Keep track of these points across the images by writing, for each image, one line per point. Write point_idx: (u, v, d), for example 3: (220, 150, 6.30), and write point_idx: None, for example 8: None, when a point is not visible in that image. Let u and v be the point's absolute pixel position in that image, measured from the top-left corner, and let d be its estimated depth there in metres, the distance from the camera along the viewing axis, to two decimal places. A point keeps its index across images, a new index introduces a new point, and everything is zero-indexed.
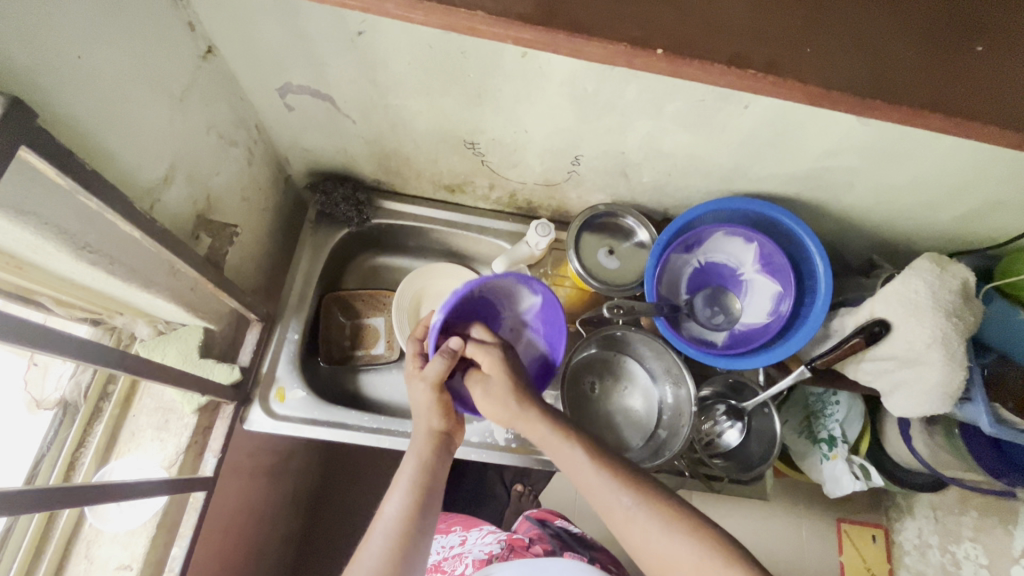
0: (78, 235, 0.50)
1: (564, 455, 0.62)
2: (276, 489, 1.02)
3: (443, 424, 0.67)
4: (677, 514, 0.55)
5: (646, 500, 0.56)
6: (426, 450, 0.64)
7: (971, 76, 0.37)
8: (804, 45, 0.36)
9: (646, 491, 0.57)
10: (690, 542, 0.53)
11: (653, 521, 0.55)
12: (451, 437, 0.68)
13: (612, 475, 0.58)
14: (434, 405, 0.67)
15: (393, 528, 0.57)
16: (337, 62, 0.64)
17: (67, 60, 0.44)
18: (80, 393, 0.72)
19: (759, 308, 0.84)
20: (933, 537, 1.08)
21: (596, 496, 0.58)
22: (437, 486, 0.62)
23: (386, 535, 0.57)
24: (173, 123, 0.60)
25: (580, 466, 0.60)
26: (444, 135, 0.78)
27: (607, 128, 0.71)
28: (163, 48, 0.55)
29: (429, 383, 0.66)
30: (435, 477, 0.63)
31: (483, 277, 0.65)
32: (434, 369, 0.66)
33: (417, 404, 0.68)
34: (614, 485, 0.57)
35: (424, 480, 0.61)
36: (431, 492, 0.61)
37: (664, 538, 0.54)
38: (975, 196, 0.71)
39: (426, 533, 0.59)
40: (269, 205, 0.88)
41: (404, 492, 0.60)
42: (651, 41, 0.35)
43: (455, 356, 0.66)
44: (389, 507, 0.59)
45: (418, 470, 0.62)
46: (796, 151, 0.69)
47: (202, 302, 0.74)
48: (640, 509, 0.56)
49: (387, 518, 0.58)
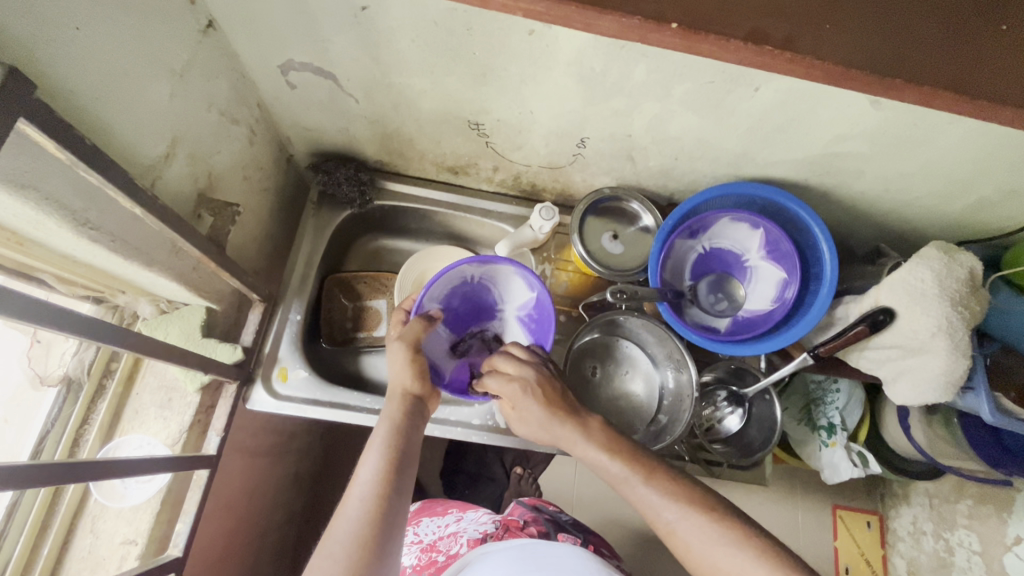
0: (79, 211, 0.50)
1: (604, 469, 0.60)
2: (278, 468, 1.03)
3: (415, 387, 0.67)
4: (723, 524, 0.54)
5: (690, 511, 0.55)
6: (397, 413, 0.64)
7: (995, 56, 0.36)
8: (823, 23, 0.35)
9: (691, 501, 0.56)
10: (738, 552, 0.52)
11: (700, 535, 0.54)
12: (425, 401, 0.68)
13: (650, 486, 0.57)
14: (409, 366, 0.67)
15: (368, 492, 0.56)
16: (340, 38, 0.63)
17: (64, 30, 0.43)
18: (83, 370, 0.72)
19: (762, 295, 0.84)
20: (928, 524, 1.09)
21: (640, 506, 0.58)
22: (409, 449, 0.61)
23: (363, 500, 0.55)
24: (173, 98, 0.59)
25: (620, 479, 0.59)
26: (448, 115, 0.77)
27: (615, 109, 0.69)
28: (163, 21, 0.54)
29: (405, 346, 0.67)
30: (409, 439, 0.62)
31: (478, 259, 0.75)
32: (411, 330, 0.68)
33: (393, 369, 0.68)
34: (656, 497, 0.56)
35: (397, 443, 0.61)
36: (404, 456, 0.60)
37: (711, 547, 0.53)
38: (986, 184, 0.70)
39: (403, 497, 0.58)
40: (271, 185, 0.87)
41: (376, 456, 0.59)
42: (665, 16, 0.34)
43: (434, 319, 0.69)
44: (364, 473, 0.58)
45: (390, 433, 0.61)
46: (806, 136, 0.68)
47: (204, 282, 0.73)
48: (685, 522, 0.55)
49: (363, 483, 0.57)
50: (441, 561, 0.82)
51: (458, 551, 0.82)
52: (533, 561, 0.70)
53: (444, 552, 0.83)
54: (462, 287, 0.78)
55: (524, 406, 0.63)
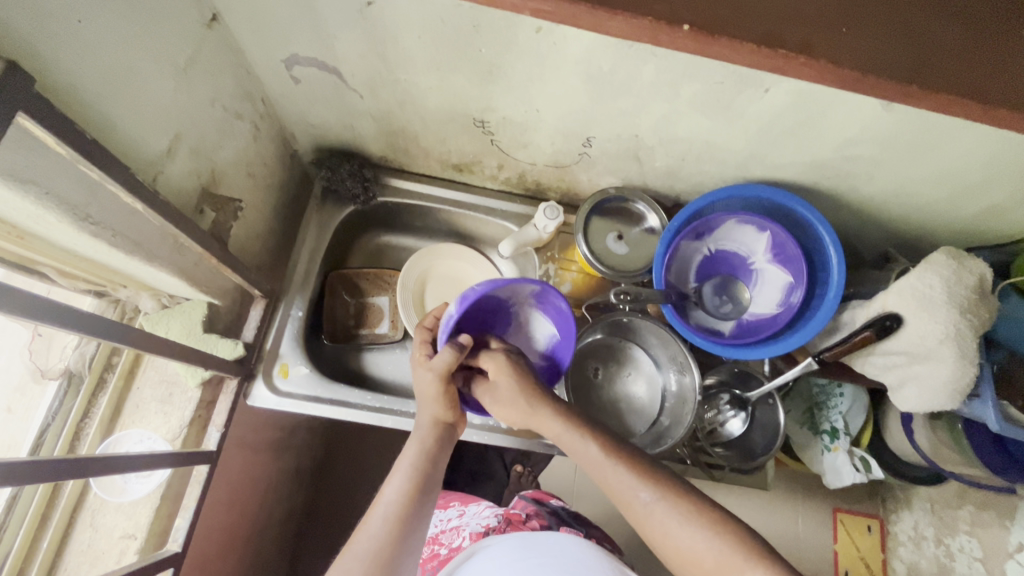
0: (80, 206, 0.50)
1: (586, 456, 0.61)
2: (278, 463, 1.03)
3: (448, 415, 0.67)
4: (697, 505, 0.54)
5: (665, 494, 0.55)
6: (428, 439, 0.65)
7: (1015, 66, 0.35)
8: (839, 26, 0.34)
9: (667, 485, 0.56)
10: (704, 532, 0.52)
11: (670, 515, 0.54)
12: (454, 429, 0.68)
13: (628, 469, 0.58)
14: (439, 395, 0.66)
15: (392, 511, 0.57)
16: (345, 34, 0.62)
17: (66, 23, 0.43)
18: (84, 363, 0.72)
19: (768, 299, 0.83)
20: (929, 530, 1.09)
21: (613, 489, 0.58)
22: (435, 476, 0.62)
23: (386, 518, 0.56)
24: (177, 94, 0.59)
25: (597, 463, 0.59)
26: (454, 113, 0.76)
27: (622, 109, 0.69)
28: (168, 15, 0.54)
29: (436, 374, 0.66)
30: (435, 467, 0.63)
31: (500, 282, 0.68)
32: (443, 360, 0.66)
33: (423, 396, 0.67)
34: (632, 480, 0.57)
35: (425, 468, 0.61)
36: (429, 480, 0.61)
37: (683, 532, 0.52)
38: (998, 190, 0.69)
39: (423, 519, 0.58)
40: (275, 180, 0.87)
41: (403, 477, 0.60)
42: (676, 18, 0.33)
43: (463, 348, 0.66)
44: (388, 492, 0.59)
45: (419, 458, 0.62)
46: (816, 139, 0.67)
47: (206, 277, 0.73)
48: (659, 503, 0.55)
49: (387, 502, 0.58)
50: (443, 555, 0.83)
51: (461, 544, 0.82)
52: (535, 551, 0.70)
53: (446, 546, 0.84)
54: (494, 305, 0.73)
55: (496, 376, 0.68)
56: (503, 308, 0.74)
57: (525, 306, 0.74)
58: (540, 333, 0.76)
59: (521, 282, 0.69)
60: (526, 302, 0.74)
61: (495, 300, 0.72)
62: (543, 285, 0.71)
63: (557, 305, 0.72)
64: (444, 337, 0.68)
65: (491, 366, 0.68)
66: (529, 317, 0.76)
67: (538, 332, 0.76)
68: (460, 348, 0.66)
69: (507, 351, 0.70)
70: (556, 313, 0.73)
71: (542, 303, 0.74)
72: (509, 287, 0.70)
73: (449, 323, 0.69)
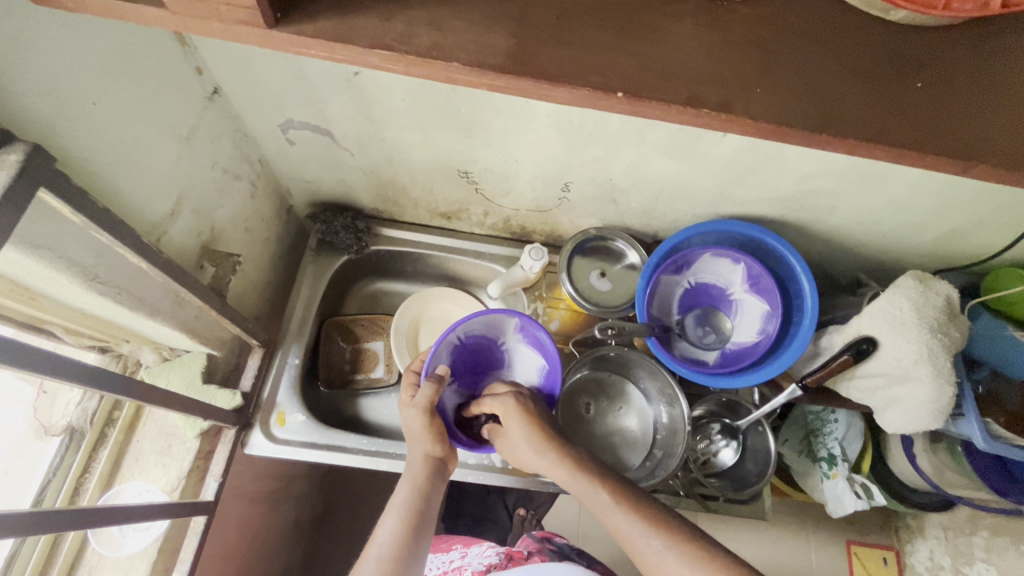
0: (89, 267, 0.53)
1: (594, 503, 0.61)
2: (277, 515, 1.03)
3: (437, 450, 0.66)
4: (710, 553, 0.55)
5: (676, 541, 0.56)
6: (419, 476, 0.64)
7: (914, 108, 0.39)
8: (755, 86, 0.38)
9: (676, 532, 0.57)
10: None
11: (683, 563, 0.54)
12: (445, 465, 0.66)
13: (637, 515, 0.58)
14: (426, 431, 0.65)
15: (386, 552, 0.58)
16: (336, 100, 0.68)
17: (82, 106, 0.48)
18: (86, 418, 0.74)
19: (748, 328, 0.86)
20: (945, 559, 1.07)
21: (623, 537, 0.58)
22: (428, 515, 0.62)
23: (380, 559, 0.58)
24: (180, 160, 0.64)
25: (608, 512, 0.60)
26: (439, 166, 0.81)
27: (594, 156, 0.74)
28: (174, 92, 0.60)
29: (421, 409, 0.66)
30: (429, 504, 0.63)
31: (477, 314, 0.73)
32: (425, 395, 0.66)
33: (411, 432, 0.67)
34: (641, 528, 0.57)
35: (418, 506, 0.62)
36: (422, 521, 0.61)
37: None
38: (953, 215, 0.73)
39: (416, 560, 0.59)
40: (271, 235, 0.91)
41: (395, 517, 0.61)
42: (611, 86, 0.36)
43: (443, 379, 0.68)
44: (383, 532, 0.60)
45: (412, 496, 0.62)
46: (776, 176, 0.72)
47: (205, 330, 0.76)
48: (671, 552, 0.55)
49: (381, 542, 0.59)
50: None
51: None
52: None
53: None
54: (480, 343, 0.77)
55: (508, 423, 0.66)
56: (485, 344, 0.77)
57: (512, 342, 0.78)
58: (526, 370, 0.78)
59: (502, 316, 0.74)
60: (512, 337, 0.77)
61: (479, 335, 0.76)
62: (522, 318, 0.75)
63: (536, 336, 0.75)
64: (425, 371, 0.69)
65: (506, 407, 0.67)
66: (515, 354, 0.78)
67: (523, 368, 0.78)
68: (440, 380, 0.68)
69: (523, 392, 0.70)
70: (537, 346, 0.77)
71: (525, 336, 0.77)
72: (493, 321, 0.75)
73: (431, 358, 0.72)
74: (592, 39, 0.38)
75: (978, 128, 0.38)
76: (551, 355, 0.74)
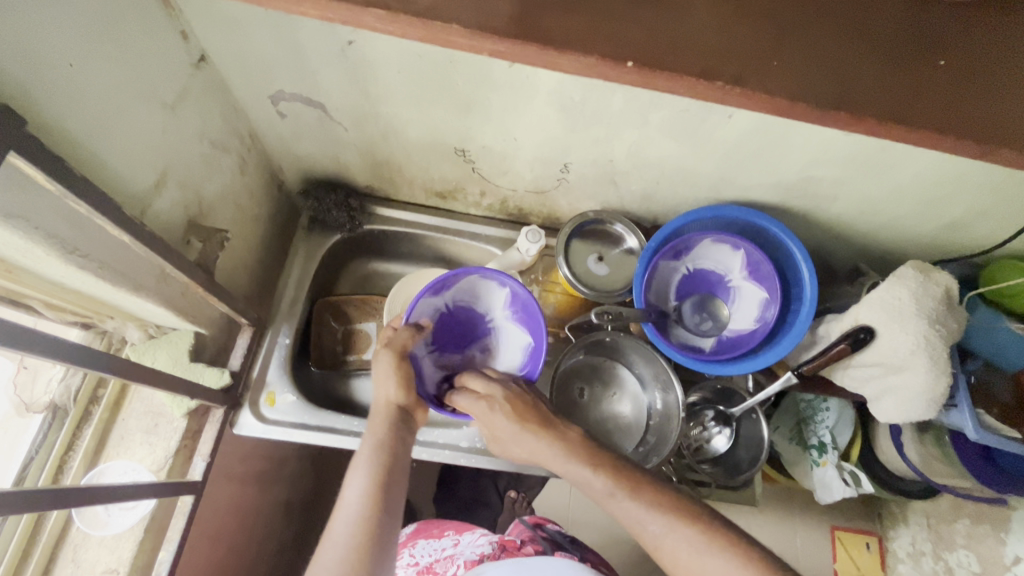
0: (68, 239, 0.51)
1: (586, 485, 0.61)
2: (267, 495, 1.02)
3: (400, 397, 0.65)
4: (709, 530, 0.55)
5: (674, 520, 0.56)
6: (381, 427, 0.63)
7: (937, 87, 0.37)
8: (772, 59, 0.36)
9: (673, 512, 0.57)
10: (726, 559, 0.53)
11: (684, 545, 0.55)
12: (409, 411, 0.66)
13: (633, 500, 0.58)
14: (393, 375, 0.65)
15: (356, 512, 0.56)
16: (328, 71, 0.65)
17: (58, 67, 0.45)
18: (69, 396, 0.72)
19: (746, 315, 0.85)
20: (926, 545, 1.09)
21: (626, 523, 0.58)
22: (396, 463, 0.60)
23: (351, 520, 0.55)
24: (165, 130, 0.61)
25: (606, 497, 0.59)
26: (435, 143, 0.79)
27: (596, 137, 0.72)
28: (156, 58, 0.57)
29: (393, 355, 0.67)
30: (397, 452, 0.61)
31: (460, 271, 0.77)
32: (400, 338, 0.68)
33: (379, 376, 0.66)
34: (640, 511, 0.57)
35: (384, 456, 0.60)
36: (393, 470, 0.60)
37: (699, 560, 0.54)
38: (956, 206, 0.72)
39: (391, 514, 0.57)
40: (262, 211, 0.89)
41: (361, 472, 0.58)
42: (621, 55, 0.35)
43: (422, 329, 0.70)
44: (350, 491, 0.58)
45: (376, 447, 0.61)
46: (779, 161, 0.70)
47: (193, 307, 0.74)
48: (670, 534, 0.55)
49: (350, 503, 0.57)
50: None
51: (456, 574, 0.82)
52: None
53: None
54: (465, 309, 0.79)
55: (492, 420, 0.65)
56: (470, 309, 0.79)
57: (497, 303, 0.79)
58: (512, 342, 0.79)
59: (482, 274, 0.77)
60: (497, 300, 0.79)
61: (461, 296, 0.79)
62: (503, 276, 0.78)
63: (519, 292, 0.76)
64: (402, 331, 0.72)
65: (489, 416, 0.65)
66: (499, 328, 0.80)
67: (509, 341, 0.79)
68: (420, 330, 0.70)
69: (505, 393, 0.67)
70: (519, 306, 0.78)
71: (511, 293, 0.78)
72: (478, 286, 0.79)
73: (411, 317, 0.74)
74: (601, 5, 0.36)
75: (1000, 111, 0.37)
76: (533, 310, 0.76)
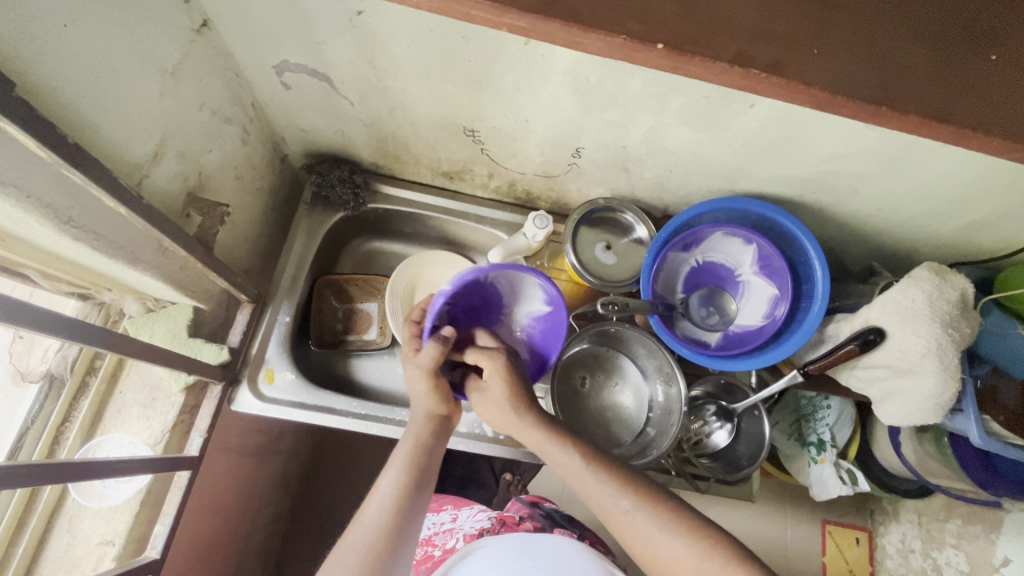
0: (62, 208, 0.50)
1: (566, 466, 0.60)
2: (264, 468, 1.02)
3: (442, 408, 0.65)
4: (676, 513, 0.55)
5: (644, 500, 0.56)
6: (424, 432, 0.63)
7: (981, 86, 0.36)
8: (811, 48, 0.35)
9: (645, 492, 0.57)
10: (686, 541, 0.52)
11: (652, 523, 0.54)
12: (449, 420, 0.66)
13: (609, 478, 0.58)
14: (432, 390, 0.65)
15: (388, 504, 0.56)
16: (335, 42, 0.62)
17: (51, 27, 0.43)
18: (65, 367, 0.72)
19: (753, 311, 0.83)
20: (916, 542, 1.08)
21: (596, 500, 0.58)
22: (431, 469, 0.61)
23: (382, 510, 0.56)
24: (165, 97, 0.59)
25: (576, 470, 0.59)
26: (444, 121, 0.77)
27: (610, 121, 0.69)
28: (156, 23, 0.54)
29: (424, 370, 0.64)
30: (432, 458, 0.62)
31: (500, 265, 0.65)
32: (428, 356, 0.64)
33: (414, 392, 0.66)
34: (612, 489, 0.57)
35: (422, 459, 0.61)
36: (426, 475, 0.60)
37: (661, 538, 0.53)
38: (981, 208, 0.70)
39: (421, 510, 0.58)
40: (264, 184, 0.87)
41: (400, 469, 0.59)
42: (651, 36, 0.34)
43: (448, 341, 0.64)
44: (386, 483, 0.58)
45: (417, 449, 0.61)
46: (799, 155, 0.68)
47: (192, 281, 0.73)
48: (639, 511, 0.55)
49: (384, 494, 0.57)
50: (437, 556, 0.82)
51: (455, 546, 0.82)
52: (528, 551, 0.72)
53: (440, 547, 0.83)
54: (487, 289, 0.68)
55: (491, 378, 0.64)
56: (503, 302, 0.70)
57: (529, 311, 0.71)
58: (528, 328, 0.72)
59: (539, 279, 0.67)
60: (530, 306, 0.71)
61: (502, 278, 0.67)
62: (556, 294, 0.69)
63: (558, 315, 0.70)
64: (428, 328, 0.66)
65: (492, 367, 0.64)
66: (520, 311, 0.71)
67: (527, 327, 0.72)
68: (445, 341, 0.64)
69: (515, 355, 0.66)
70: (548, 324, 0.71)
71: (548, 311, 0.70)
72: (518, 280, 0.68)
73: (452, 286, 0.65)
74: None
75: None
76: (560, 311, 0.70)
